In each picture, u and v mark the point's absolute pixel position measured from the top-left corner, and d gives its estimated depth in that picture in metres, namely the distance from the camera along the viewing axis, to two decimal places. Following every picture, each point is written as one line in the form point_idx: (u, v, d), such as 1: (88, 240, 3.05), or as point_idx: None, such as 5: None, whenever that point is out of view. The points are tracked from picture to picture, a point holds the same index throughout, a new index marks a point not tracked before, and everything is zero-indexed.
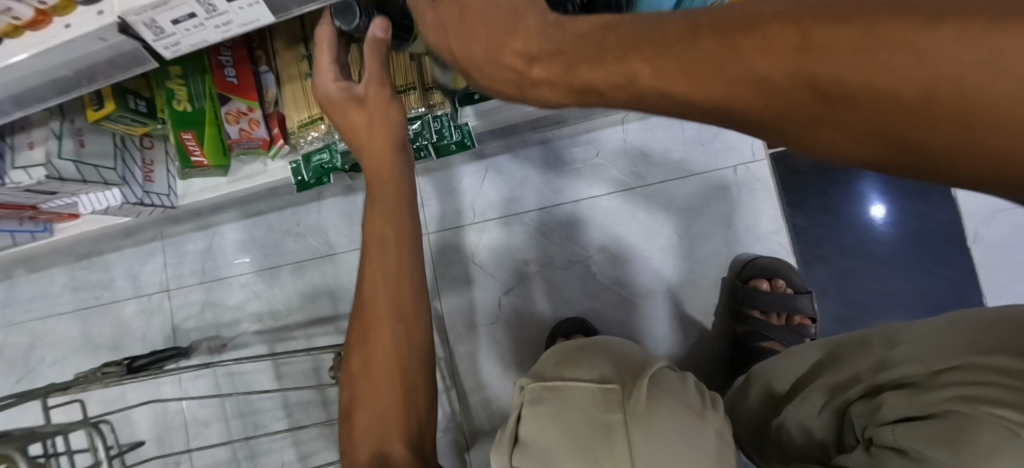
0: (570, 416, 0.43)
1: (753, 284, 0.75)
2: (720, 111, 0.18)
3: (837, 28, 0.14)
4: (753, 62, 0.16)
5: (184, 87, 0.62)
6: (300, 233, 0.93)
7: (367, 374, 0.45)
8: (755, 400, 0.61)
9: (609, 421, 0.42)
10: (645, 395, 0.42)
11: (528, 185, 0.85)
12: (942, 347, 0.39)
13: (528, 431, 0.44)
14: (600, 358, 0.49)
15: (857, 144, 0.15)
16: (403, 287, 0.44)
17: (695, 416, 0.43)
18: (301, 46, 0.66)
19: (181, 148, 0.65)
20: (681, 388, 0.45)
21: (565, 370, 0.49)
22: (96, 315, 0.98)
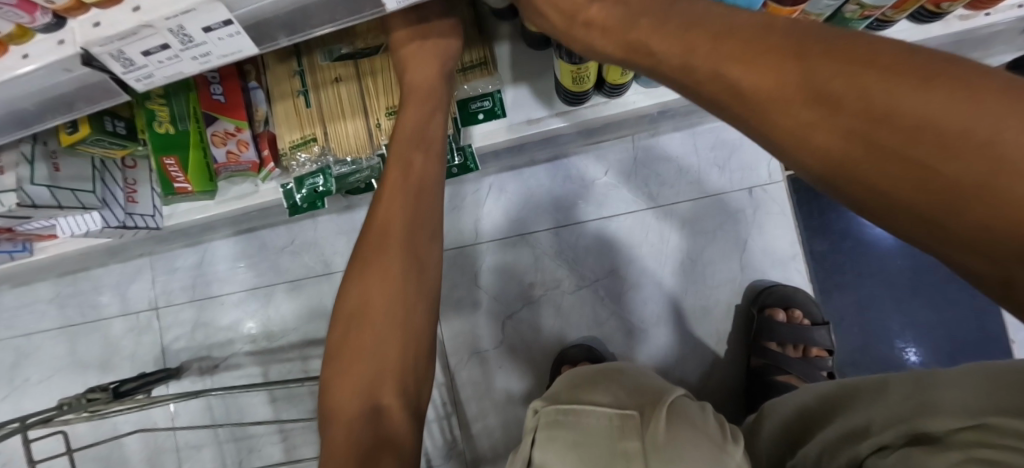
0: (588, 446, 0.41)
1: (769, 313, 0.72)
2: (765, 106, 0.21)
3: (892, 65, 0.18)
4: (814, 71, 0.19)
5: (167, 108, 0.59)
6: (294, 251, 0.89)
7: (363, 321, 0.46)
8: (768, 430, 0.55)
9: (627, 449, 0.40)
10: (664, 421, 0.41)
11: (534, 205, 0.82)
12: (962, 400, 0.31)
13: (541, 454, 0.42)
14: (617, 387, 0.48)
15: (843, 157, 0.18)
16: (416, 239, 0.47)
17: (724, 452, 0.40)
18: (293, 60, 0.64)
19: (163, 175, 0.61)
20: (706, 421, 0.43)
21: (580, 394, 0.47)
22: (82, 334, 0.94)
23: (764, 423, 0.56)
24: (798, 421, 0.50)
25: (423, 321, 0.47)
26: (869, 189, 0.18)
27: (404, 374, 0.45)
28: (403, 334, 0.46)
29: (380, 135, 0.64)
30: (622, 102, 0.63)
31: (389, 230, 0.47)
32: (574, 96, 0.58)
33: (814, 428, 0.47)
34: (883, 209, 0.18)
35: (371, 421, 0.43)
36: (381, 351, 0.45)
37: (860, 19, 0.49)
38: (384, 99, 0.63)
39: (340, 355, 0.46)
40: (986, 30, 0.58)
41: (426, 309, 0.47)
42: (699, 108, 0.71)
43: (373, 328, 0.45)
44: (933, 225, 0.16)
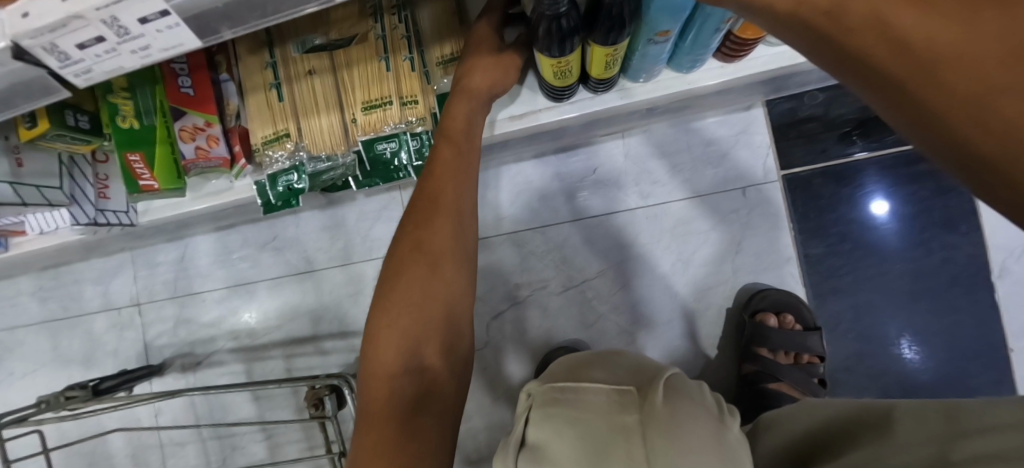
0: (581, 421, 0.35)
1: (761, 318, 0.69)
2: (930, 58, 0.15)
3: None
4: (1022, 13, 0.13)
5: (131, 101, 0.57)
6: (277, 248, 0.87)
7: (406, 279, 0.47)
8: (772, 443, 0.53)
9: (624, 421, 0.34)
10: (661, 394, 0.35)
11: (521, 203, 0.79)
12: (986, 449, 0.28)
13: (538, 430, 0.37)
14: (615, 369, 0.43)
15: (979, 92, 0.14)
16: (465, 211, 0.50)
17: (725, 424, 0.36)
18: (266, 51, 0.61)
19: (127, 171, 0.58)
20: (702, 392, 0.39)
21: (582, 376, 0.42)
22: (66, 328, 0.93)
23: (764, 435, 0.55)
24: (810, 438, 0.48)
25: (463, 286, 0.49)
26: (995, 143, 0.14)
27: (447, 333, 0.47)
28: (446, 296, 0.47)
29: (356, 130, 0.61)
30: (609, 97, 0.60)
31: (439, 202, 0.49)
32: (559, 91, 0.55)
33: (839, 447, 0.43)
34: (995, 169, 0.14)
35: (413, 376, 0.43)
36: (423, 312, 0.46)
37: None
38: (360, 93, 0.60)
39: (380, 314, 0.46)
40: None
41: (466, 274, 0.49)
42: (691, 104, 0.68)
43: (419, 287, 0.46)
44: None
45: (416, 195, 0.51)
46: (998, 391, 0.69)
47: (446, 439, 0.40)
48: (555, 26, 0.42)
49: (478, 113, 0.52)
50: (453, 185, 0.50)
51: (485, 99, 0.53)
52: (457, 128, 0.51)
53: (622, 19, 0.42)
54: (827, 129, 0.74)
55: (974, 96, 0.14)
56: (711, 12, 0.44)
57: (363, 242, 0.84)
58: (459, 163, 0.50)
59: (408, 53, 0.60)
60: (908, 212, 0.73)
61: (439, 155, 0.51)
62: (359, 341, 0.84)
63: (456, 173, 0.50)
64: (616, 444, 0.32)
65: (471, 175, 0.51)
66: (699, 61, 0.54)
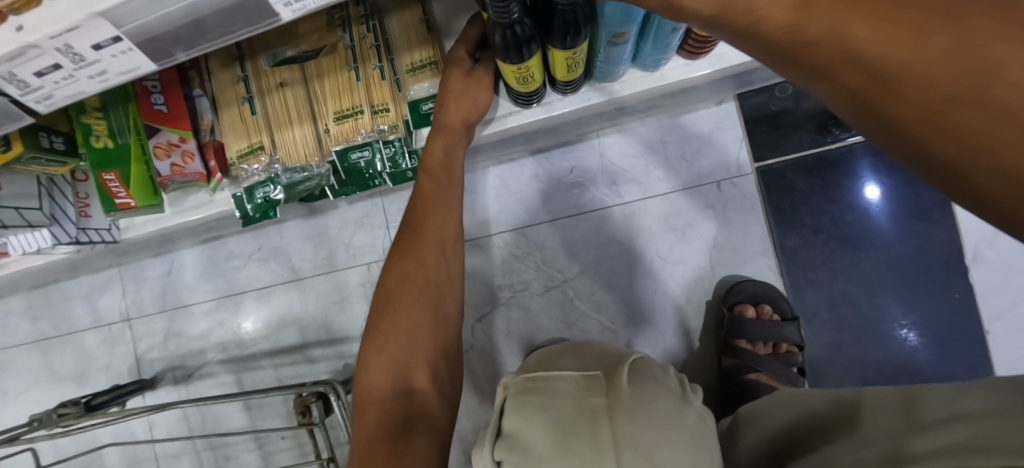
0: (550, 407, 0.34)
1: (739, 309, 0.70)
2: (896, 74, 0.15)
3: None
4: (967, 30, 0.14)
5: (104, 121, 0.57)
6: (262, 259, 0.88)
7: (394, 305, 0.48)
8: (757, 437, 0.53)
9: (593, 406, 0.33)
10: (626, 379, 0.34)
11: (499, 205, 0.80)
12: (942, 443, 0.28)
13: (511, 420, 0.35)
14: (586, 356, 0.41)
15: (939, 103, 0.15)
16: (448, 244, 0.51)
17: (685, 403, 0.36)
18: (237, 65, 0.62)
19: (103, 190, 0.59)
20: (665, 372, 0.38)
21: (552, 365, 0.40)
22: (57, 346, 0.94)
23: (746, 429, 0.56)
24: (790, 429, 0.49)
25: (451, 308, 0.49)
26: (966, 149, 0.15)
27: (434, 357, 0.47)
28: (432, 319, 0.48)
29: (329, 141, 0.62)
30: (577, 102, 0.61)
31: (423, 231, 0.51)
32: (524, 97, 0.56)
33: (815, 440, 0.43)
34: (956, 174, 0.15)
35: (403, 401, 0.44)
36: (411, 336, 0.47)
37: None
38: (333, 104, 0.61)
39: (371, 342, 0.48)
40: None
41: (453, 297, 0.50)
42: (660, 103, 0.69)
43: (405, 315, 0.47)
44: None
45: (404, 224, 0.53)
46: (976, 373, 0.70)
47: (434, 463, 0.39)
48: (510, 34, 0.42)
49: (456, 147, 0.55)
50: (435, 215, 0.51)
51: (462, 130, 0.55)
52: (436, 161, 0.53)
53: (574, 22, 0.43)
54: (799, 121, 0.75)
55: (938, 107, 0.15)
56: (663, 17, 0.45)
57: (346, 249, 0.85)
58: (432, 192, 0.53)
59: (377, 61, 0.60)
60: (881, 200, 0.74)
61: (421, 189, 0.53)
62: (346, 348, 0.85)
63: (437, 204, 0.52)
64: (586, 429, 0.32)
65: (452, 203, 0.53)
66: (662, 61, 0.55)
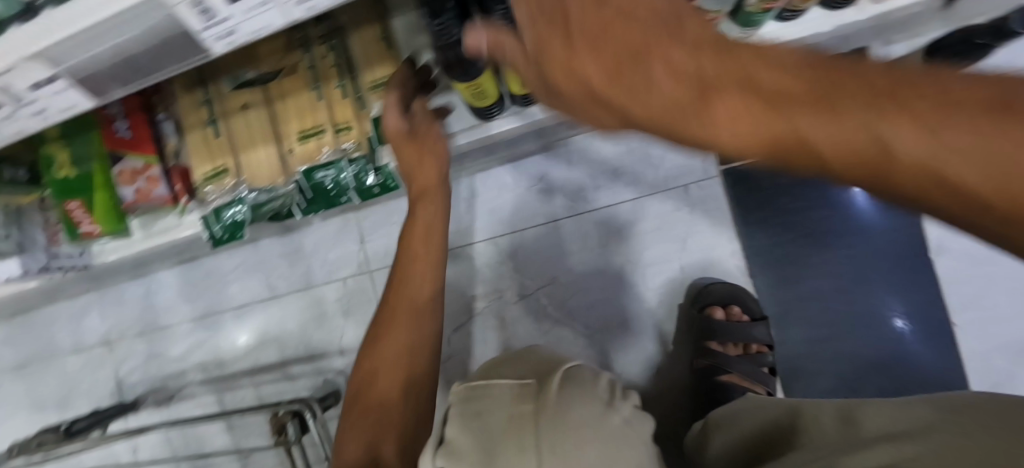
0: (484, 419, 0.34)
1: (708, 312, 0.71)
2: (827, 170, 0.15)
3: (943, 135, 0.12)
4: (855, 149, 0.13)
5: (67, 150, 0.58)
6: (239, 278, 0.88)
7: (374, 372, 0.49)
8: (728, 441, 0.53)
9: (522, 412, 0.33)
10: (555, 385, 0.35)
11: (470, 216, 0.80)
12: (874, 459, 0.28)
13: (447, 429, 0.35)
14: (523, 365, 0.42)
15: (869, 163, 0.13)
16: (425, 313, 0.50)
17: (611, 409, 0.36)
18: (199, 89, 0.62)
19: (68, 218, 0.60)
20: (595, 379, 0.39)
21: (493, 374, 0.40)
22: (39, 373, 0.94)
23: (717, 433, 0.56)
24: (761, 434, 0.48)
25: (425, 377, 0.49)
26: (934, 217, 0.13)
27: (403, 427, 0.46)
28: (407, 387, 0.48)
29: (292, 161, 0.62)
30: (537, 111, 0.62)
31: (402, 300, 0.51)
32: (484, 110, 0.58)
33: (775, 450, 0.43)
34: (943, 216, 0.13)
35: None
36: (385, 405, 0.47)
37: (762, 11, 0.50)
38: (295, 123, 0.61)
39: (353, 409, 0.49)
40: (899, 14, 0.57)
41: (429, 367, 0.49)
42: None
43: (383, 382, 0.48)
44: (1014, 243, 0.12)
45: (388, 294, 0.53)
46: (944, 364, 0.71)
47: None
48: (453, 53, 0.43)
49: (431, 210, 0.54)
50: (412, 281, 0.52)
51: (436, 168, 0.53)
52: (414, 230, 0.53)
53: None
54: None
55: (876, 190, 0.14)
56: None
57: (322, 265, 0.85)
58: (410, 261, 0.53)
59: (339, 80, 0.61)
60: (846, 197, 0.75)
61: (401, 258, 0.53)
62: (325, 364, 0.85)
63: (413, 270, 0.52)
64: (513, 435, 0.32)
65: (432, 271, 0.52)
66: None
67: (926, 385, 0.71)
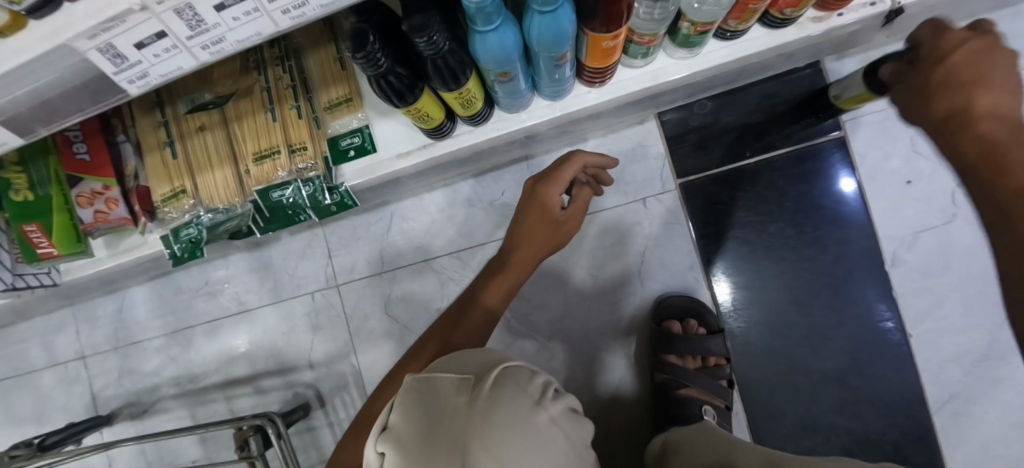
0: (426, 407, 0.33)
1: (666, 326, 0.72)
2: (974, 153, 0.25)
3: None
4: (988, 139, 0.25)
5: (24, 174, 0.58)
6: (209, 293, 0.89)
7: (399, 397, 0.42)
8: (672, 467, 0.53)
9: (456, 406, 0.32)
10: (490, 381, 0.33)
11: (435, 231, 0.82)
12: None
13: (390, 415, 0.34)
14: (470, 359, 0.38)
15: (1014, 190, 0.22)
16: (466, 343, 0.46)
17: (538, 407, 0.33)
18: (158, 111, 0.63)
19: (23, 241, 0.59)
20: (530, 378, 0.35)
21: (442, 366, 0.38)
22: (15, 389, 0.95)
23: (668, 458, 0.55)
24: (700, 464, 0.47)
25: None
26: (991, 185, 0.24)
27: None
28: None
29: (250, 181, 0.63)
30: (487, 129, 0.63)
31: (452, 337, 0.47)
32: (433, 131, 0.59)
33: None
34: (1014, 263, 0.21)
35: None
36: None
37: (697, 34, 0.50)
38: (251, 144, 0.62)
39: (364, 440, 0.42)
40: (841, 31, 0.58)
41: None
42: (573, 129, 0.71)
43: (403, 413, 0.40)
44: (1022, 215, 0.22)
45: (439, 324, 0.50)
46: (901, 376, 0.72)
47: None
48: (387, 83, 0.44)
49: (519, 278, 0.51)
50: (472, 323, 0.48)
51: (547, 249, 0.53)
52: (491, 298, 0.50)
53: (451, 71, 0.45)
54: (719, 135, 0.77)
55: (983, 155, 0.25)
56: (541, 55, 0.47)
57: (290, 280, 0.86)
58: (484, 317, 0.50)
59: (294, 101, 0.62)
60: (805, 207, 0.76)
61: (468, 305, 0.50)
62: (295, 377, 0.86)
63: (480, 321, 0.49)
64: (446, 430, 0.30)
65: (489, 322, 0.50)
66: (560, 90, 0.57)
67: (880, 395, 0.72)
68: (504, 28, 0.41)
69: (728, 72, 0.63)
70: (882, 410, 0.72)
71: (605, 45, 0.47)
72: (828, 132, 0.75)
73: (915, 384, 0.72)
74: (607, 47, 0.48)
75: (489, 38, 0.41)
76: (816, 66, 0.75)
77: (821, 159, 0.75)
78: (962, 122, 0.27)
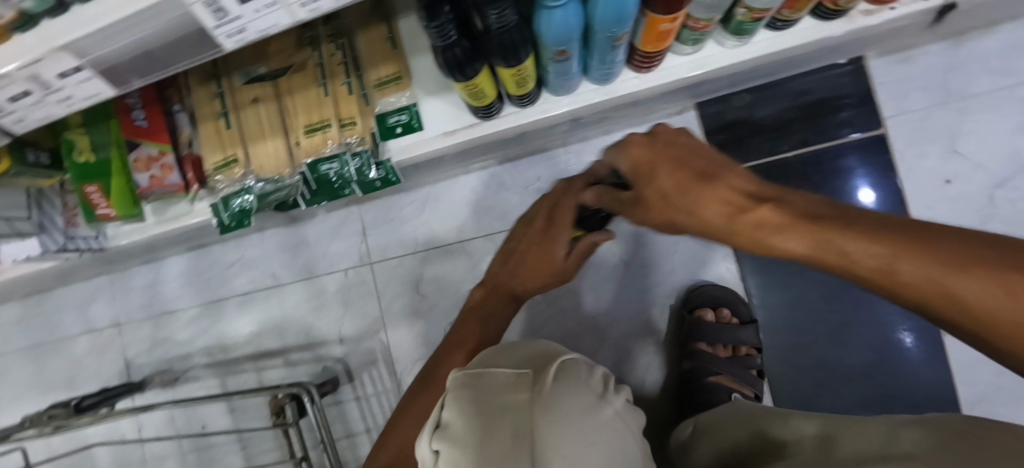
0: (482, 401, 0.29)
1: (698, 314, 0.73)
2: (807, 252, 0.25)
3: (851, 238, 0.23)
4: (799, 241, 0.25)
5: (87, 137, 0.61)
6: (244, 266, 0.91)
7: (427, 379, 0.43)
8: (704, 451, 0.53)
9: (516, 402, 0.29)
10: (550, 376, 0.32)
11: (467, 213, 0.83)
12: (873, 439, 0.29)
13: (444, 411, 0.30)
14: (514, 355, 0.36)
15: (873, 268, 0.22)
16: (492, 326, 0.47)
17: (602, 402, 0.34)
18: (213, 83, 0.65)
19: (85, 200, 0.63)
20: (586, 373, 0.36)
21: (487, 360, 0.35)
22: (50, 353, 0.98)
23: (699, 441, 0.56)
24: (738, 449, 0.47)
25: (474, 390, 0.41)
26: (851, 271, 0.23)
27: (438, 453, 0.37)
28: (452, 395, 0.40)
29: (300, 153, 0.64)
30: (533, 110, 0.64)
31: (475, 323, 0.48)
32: (482, 110, 0.60)
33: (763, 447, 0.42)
34: (974, 338, 0.20)
35: None
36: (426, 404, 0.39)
37: (752, 21, 0.51)
38: (303, 117, 0.64)
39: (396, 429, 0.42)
40: (890, 24, 0.59)
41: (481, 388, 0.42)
42: (613, 114, 0.72)
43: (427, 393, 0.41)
44: (911, 290, 0.21)
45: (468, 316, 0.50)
46: (932, 376, 0.72)
47: None
48: (450, 56, 0.46)
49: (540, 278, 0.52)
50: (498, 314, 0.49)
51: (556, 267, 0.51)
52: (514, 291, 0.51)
53: (513, 47, 0.46)
54: (757, 128, 0.77)
55: (814, 254, 0.25)
56: (600, 34, 0.48)
57: (323, 256, 0.88)
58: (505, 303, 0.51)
59: (345, 77, 0.63)
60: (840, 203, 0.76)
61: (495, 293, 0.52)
62: (324, 351, 0.87)
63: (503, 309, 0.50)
64: (509, 425, 0.27)
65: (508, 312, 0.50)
66: (610, 74, 0.59)
67: (910, 392, 0.72)
68: (571, 6, 0.42)
69: (772, 62, 0.64)
70: (911, 407, 0.72)
71: (662, 28, 0.48)
72: (867, 128, 0.75)
73: (945, 385, 0.72)
74: (663, 30, 0.48)
75: (556, 15, 0.42)
76: (859, 63, 0.75)
77: (859, 155, 0.75)
78: (737, 226, 0.28)
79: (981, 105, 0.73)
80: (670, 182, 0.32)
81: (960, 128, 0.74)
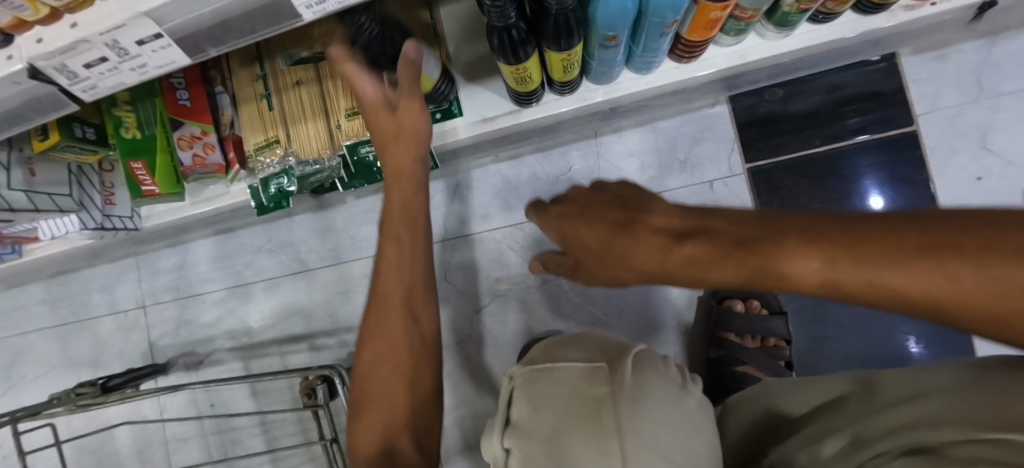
0: (559, 399, 0.32)
1: (728, 303, 0.76)
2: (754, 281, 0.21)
3: (791, 256, 0.19)
4: (735, 271, 0.21)
5: (133, 114, 0.61)
6: (272, 250, 0.92)
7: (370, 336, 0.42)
8: (734, 429, 0.52)
9: (598, 396, 0.31)
10: (630, 366, 0.32)
11: (498, 201, 0.84)
12: (909, 386, 0.31)
13: (513, 410, 0.34)
14: (585, 345, 0.37)
15: (822, 287, 0.18)
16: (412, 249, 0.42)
17: (686, 391, 0.34)
18: (256, 65, 0.66)
19: (130, 177, 0.63)
20: (664, 361, 0.36)
21: (556, 353, 0.37)
22: (74, 332, 0.99)
23: (729, 420, 0.54)
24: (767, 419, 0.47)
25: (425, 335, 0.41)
26: (822, 289, 0.19)
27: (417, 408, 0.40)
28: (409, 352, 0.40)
29: (340, 135, 0.65)
30: (572, 99, 0.65)
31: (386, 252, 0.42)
32: (524, 96, 0.61)
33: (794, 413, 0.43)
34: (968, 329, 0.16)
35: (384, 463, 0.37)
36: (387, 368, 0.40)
37: (798, 12, 0.51)
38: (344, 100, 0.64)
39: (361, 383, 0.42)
40: (931, 19, 0.60)
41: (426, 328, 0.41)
42: (648, 104, 0.73)
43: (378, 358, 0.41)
44: (884, 301, 0.17)
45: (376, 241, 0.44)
46: None
47: None
48: (505, 38, 0.47)
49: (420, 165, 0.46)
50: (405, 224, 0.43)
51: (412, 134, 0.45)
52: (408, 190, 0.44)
53: (567, 29, 0.46)
54: (788, 123, 0.78)
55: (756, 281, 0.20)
56: (651, 20, 0.48)
57: (352, 242, 0.89)
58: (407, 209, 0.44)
59: None
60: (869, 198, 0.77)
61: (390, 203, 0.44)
62: (349, 337, 0.88)
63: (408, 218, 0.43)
64: (593, 424, 0.30)
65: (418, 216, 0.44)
66: (653, 63, 0.59)
67: None
68: None
69: (811, 55, 0.65)
70: None
71: (712, 16, 0.48)
72: (898, 125, 0.76)
73: None
74: (712, 19, 0.49)
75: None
76: (892, 60, 0.76)
77: (889, 151, 0.76)
78: (669, 264, 0.24)
79: (1012, 104, 0.74)
80: (594, 240, 0.28)
81: (992, 125, 0.74)
